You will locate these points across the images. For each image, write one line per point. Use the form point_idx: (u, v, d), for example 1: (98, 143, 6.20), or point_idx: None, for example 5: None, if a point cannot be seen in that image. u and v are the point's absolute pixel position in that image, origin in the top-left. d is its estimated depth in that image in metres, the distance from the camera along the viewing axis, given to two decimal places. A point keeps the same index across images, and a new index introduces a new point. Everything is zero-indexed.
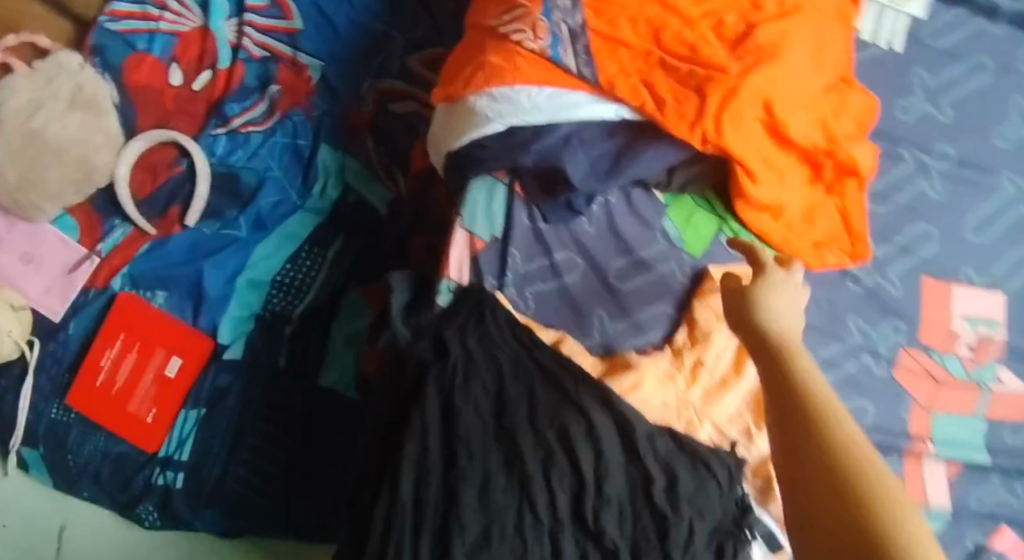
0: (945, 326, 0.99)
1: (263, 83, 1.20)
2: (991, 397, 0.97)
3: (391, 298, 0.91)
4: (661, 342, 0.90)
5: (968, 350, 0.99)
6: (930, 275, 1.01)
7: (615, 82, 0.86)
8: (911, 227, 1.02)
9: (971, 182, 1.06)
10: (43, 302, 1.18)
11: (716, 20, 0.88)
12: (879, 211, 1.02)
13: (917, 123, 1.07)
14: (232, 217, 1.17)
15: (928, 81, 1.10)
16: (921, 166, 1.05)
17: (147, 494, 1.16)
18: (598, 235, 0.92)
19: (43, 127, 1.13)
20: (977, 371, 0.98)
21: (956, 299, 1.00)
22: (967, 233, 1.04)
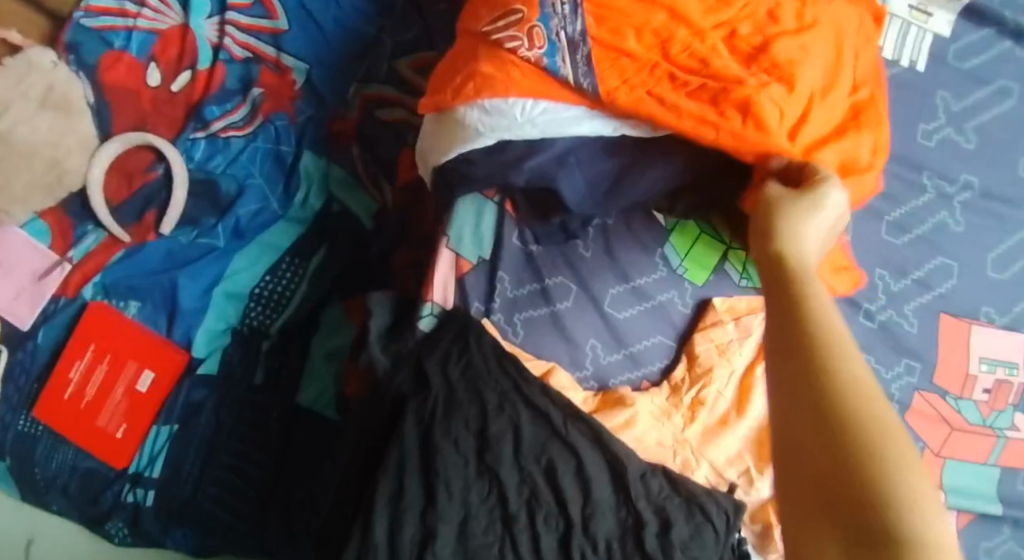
0: (962, 369, 0.94)
1: (245, 85, 1.13)
2: (1006, 446, 0.93)
3: (369, 321, 0.86)
4: (658, 377, 0.85)
5: (984, 394, 0.94)
6: (949, 313, 0.95)
7: (615, 95, 0.78)
8: (930, 262, 0.96)
9: (997, 214, 1.01)
10: (11, 309, 1.13)
11: (727, 31, 0.80)
12: (896, 242, 0.96)
13: (937, 149, 1.01)
14: (210, 225, 1.11)
15: (952, 105, 1.04)
16: (943, 194, 1.00)
17: (116, 511, 1.11)
18: (594, 259, 0.86)
19: (11, 129, 1.08)
20: (993, 417, 0.94)
21: (976, 340, 0.95)
22: (987, 270, 0.98)
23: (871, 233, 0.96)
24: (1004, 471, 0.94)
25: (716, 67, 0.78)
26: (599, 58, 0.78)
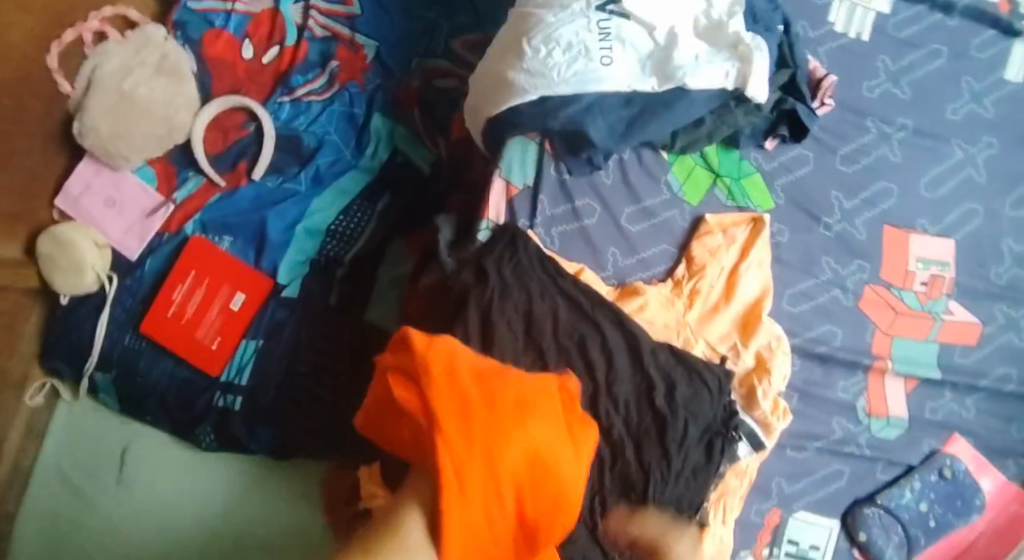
0: (903, 265, 1.14)
1: (325, 58, 1.38)
2: (943, 326, 1.14)
3: (438, 234, 1.06)
4: (664, 275, 1.06)
5: (922, 285, 1.14)
6: (890, 223, 1.15)
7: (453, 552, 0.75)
8: (873, 185, 1.15)
9: (928, 149, 1.19)
10: (122, 242, 1.36)
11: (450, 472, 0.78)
12: (847, 172, 1.15)
13: (880, 100, 1.19)
14: (294, 172, 1.34)
15: (890, 65, 1.21)
16: (883, 135, 1.17)
17: (205, 417, 1.32)
18: (613, 184, 1.07)
19: (133, 89, 1.32)
20: (931, 304, 1.14)
21: (913, 244, 1.15)
22: (921, 190, 1.17)
23: (826, 164, 1.14)
24: (940, 345, 1.14)
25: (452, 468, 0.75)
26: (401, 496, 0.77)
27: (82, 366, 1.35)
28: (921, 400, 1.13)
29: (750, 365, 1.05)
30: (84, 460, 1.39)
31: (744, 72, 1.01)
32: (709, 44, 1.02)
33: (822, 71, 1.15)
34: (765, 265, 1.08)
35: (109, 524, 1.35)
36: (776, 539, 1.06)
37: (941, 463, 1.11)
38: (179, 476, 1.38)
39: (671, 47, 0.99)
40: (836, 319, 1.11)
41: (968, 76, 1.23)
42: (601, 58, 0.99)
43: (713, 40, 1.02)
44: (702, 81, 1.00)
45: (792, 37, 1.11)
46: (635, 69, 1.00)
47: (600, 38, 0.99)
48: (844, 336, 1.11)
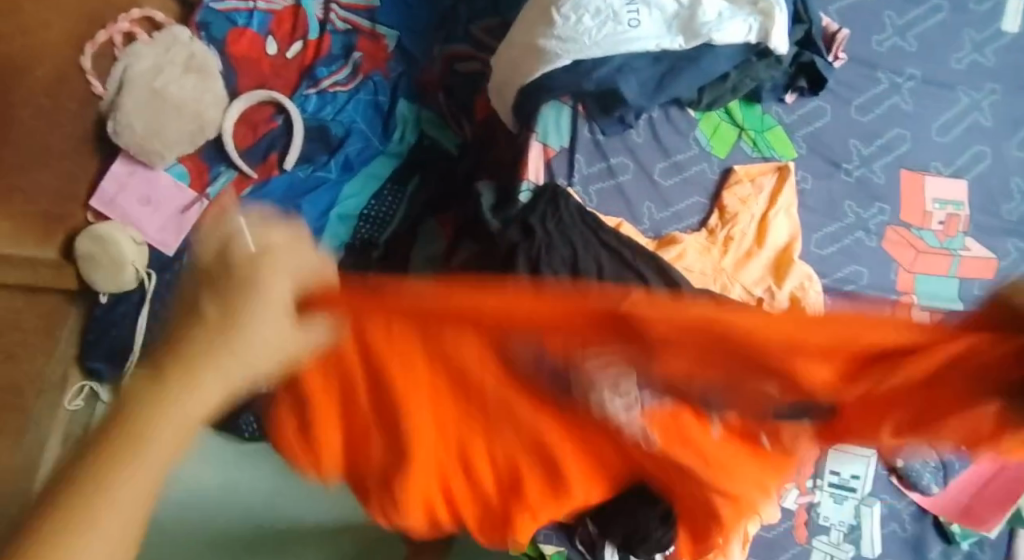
0: (920, 207, 1.20)
1: (347, 50, 1.43)
2: (961, 261, 1.18)
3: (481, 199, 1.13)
4: (698, 226, 1.12)
5: (940, 225, 1.19)
6: (906, 167, 1.21)
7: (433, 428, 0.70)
8: (889, 132, 1.22)
9: (936, 96, 1.25)
10: (158, 238, 1.40)
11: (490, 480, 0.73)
12: (863, 121, 1.21)
13: (889, 53, 1.26)
14: (323, 161, 1.39)
15: (897, 20, 1.28)
16: (895, 86, 1.24)
17: (247, 406, 1.41)
18: (644, 142, 1.14)
19: (164, 87, 1.37)
20: (948, 242, 1.19)
21: (928, 187, 1.21)
22: (933, 135, 1.23)
23: (843, 114, 1.21)
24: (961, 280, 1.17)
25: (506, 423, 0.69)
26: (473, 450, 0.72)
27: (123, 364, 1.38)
28: None
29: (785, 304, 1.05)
30: None
31: (765, 26, 1.07)
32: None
33: (835, 27, 1.22)
34: (793, 211, 1.13)
35: (156, 524, 1.40)
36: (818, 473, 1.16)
37: None
38: (226, 469, 1.44)
39: (695, 6, 1.06)
40: (863, 260, 1.16)
41: (971, 29, 1.30)
42: (629, 21, 1.06)
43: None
44: (726, 36, 1.07)
45: None
46: (661, 30, 1.07)
47: (627, 3, 1.06)
48: (869, 275, 1.15)
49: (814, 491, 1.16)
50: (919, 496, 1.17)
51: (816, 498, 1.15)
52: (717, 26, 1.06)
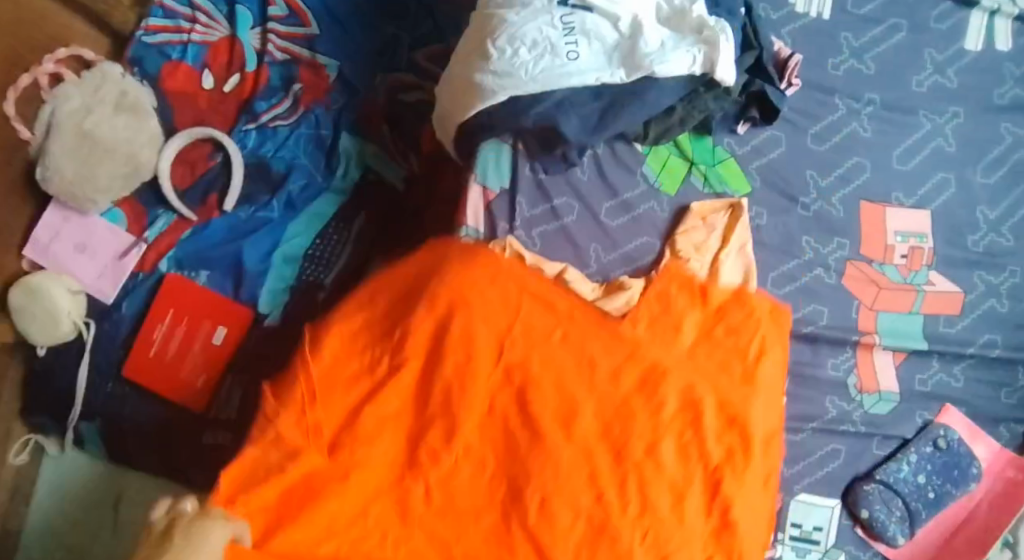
0: (882, 240, 1.15)
1: (287, 82, 1.36)
2: (925, 297, 1.14)
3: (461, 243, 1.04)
4: (649, 268, 1.06)
5: (903, 259, 1.15)
6: (866, 200, 1.15)
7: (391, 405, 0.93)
8: (847, 161, 1.15)
9: (897, 122, 1.19)
10: (96, 286, 1.35)
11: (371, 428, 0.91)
12: (819, 150, 1.15)
13: (847, 78, 1.19)
14: (265, 200, 1.33)
15: (854, 41, 1.21)
16: (852, 112, 1.18)
17: (197, 455, 1.33)
18: (590, 181, 1.07)
19: (95, 128, 1.30)
20: (912, 276, 1.15)
21: (889, 218, 1.15)
22: (893, 163, 1.18)
23: (799, 143, 1.15)
24: (925, 316, 1.15)
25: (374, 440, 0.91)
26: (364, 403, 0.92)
27: (67, 416, 1.36)
28: (910, 372, 1.13)
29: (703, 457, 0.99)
30: (79, 515, 1.45)
31: (709, 54, 1.00)
32: (677, 28, 1.02)
33: (787, 52, 1.15)
34: (746, 250, 1.08)
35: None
36: (781, 524, 1.07)
37: (935, 434, 1.12)
38: None
39: (635, 36, 1.00)
40: (824, 299, 1.11)
41: (931, 48, 1.24)
42: (567, 53, 1.00)
43: (679, 28, 1.02)
44: (669, 66, 1.00)
45: (754, 17, 1.09)
46: (602, 62, 1.01)
47: (564, 33, 1.00)
48: (830, 315, 1.11)
49: (775, 545, 1.07)
50: (885, 547, 1.10)
51: (779, 551, 1.07)
52: (665, 56, 1.00)
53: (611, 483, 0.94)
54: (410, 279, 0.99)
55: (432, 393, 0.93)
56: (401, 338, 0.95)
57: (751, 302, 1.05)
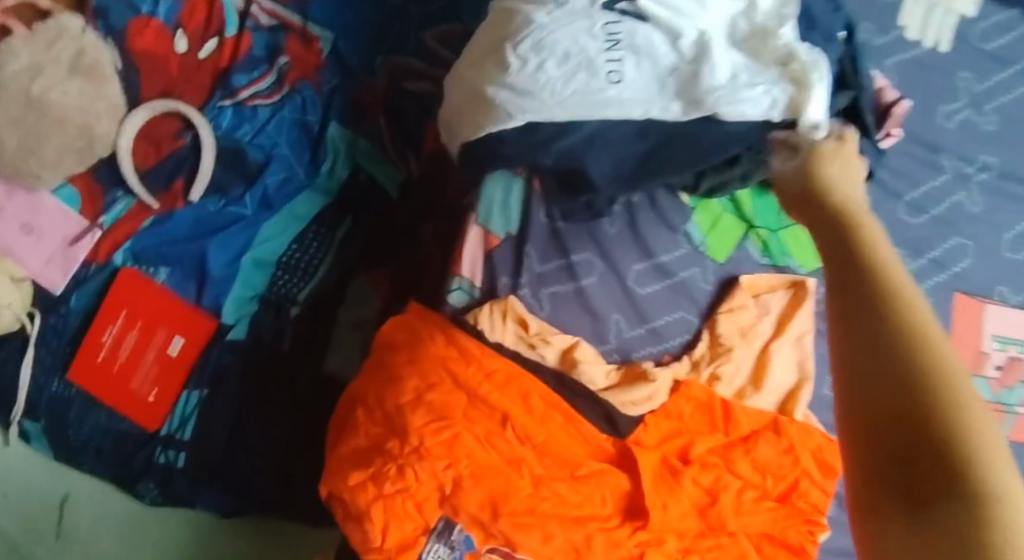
0: (975, 347, 0.95)
1: (272, 53, 1.16)
2: (1016, 420, 0.95)
3: (450, 300, 0.85)
4: (679, 351, 0.86)
5: (997, 371, 0.95)
6: (963, 292, 0.95)
7: (378, 472, 0.78)
8: (947, 243, 0.95)
9: (1013, 196, 0.98)
10: (44, 274, 1.16)
11: (364, 482, 0.79)
12: (915, 224, 0.94)
13: (960, 132, 0.98)
14: (238, 194, 1.13)
15: (975, 86, 1.00)
16: (962, 176, 0.97)
17: (148, 472, 1.16)
18: (619, 237, 0.86)
19: (45, 93, 1.10)
20: (1004, 393, 0.95)
21: (988, 319, 0.95)
22: (1003, 250, 0.97)
23: (888, 211, 0.93)
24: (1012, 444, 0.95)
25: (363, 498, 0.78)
26: (360, 459, 0.81)
27: (7, 415, 1.18)
28: None
29: None
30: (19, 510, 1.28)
31: (790, 96, 0.78)
32: (756, 56, 0.80)
33: (891, 93, 0.90)
34: (806, 341, 0.87)
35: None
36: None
37: None
38: (124, 534, 1.27)
39: (700, 62, 0.78)
40: None
41: None
42: (608, 74, 0.78)
43: (759, 58, 0.79)
44: (735, 107, 0.78)
45: (856, 47, 0.86)
46: (652, 90, 0.79)
47: (607, 46, 0.78)
48: None
49: None
50: None
51: None
52: (735, 95, 0.78)
53: None
54: (435, 329, 0.83)
55: (421, 472, 0.78)
56: (402, 398, 0.80)
57: (804, 435, 0.83)
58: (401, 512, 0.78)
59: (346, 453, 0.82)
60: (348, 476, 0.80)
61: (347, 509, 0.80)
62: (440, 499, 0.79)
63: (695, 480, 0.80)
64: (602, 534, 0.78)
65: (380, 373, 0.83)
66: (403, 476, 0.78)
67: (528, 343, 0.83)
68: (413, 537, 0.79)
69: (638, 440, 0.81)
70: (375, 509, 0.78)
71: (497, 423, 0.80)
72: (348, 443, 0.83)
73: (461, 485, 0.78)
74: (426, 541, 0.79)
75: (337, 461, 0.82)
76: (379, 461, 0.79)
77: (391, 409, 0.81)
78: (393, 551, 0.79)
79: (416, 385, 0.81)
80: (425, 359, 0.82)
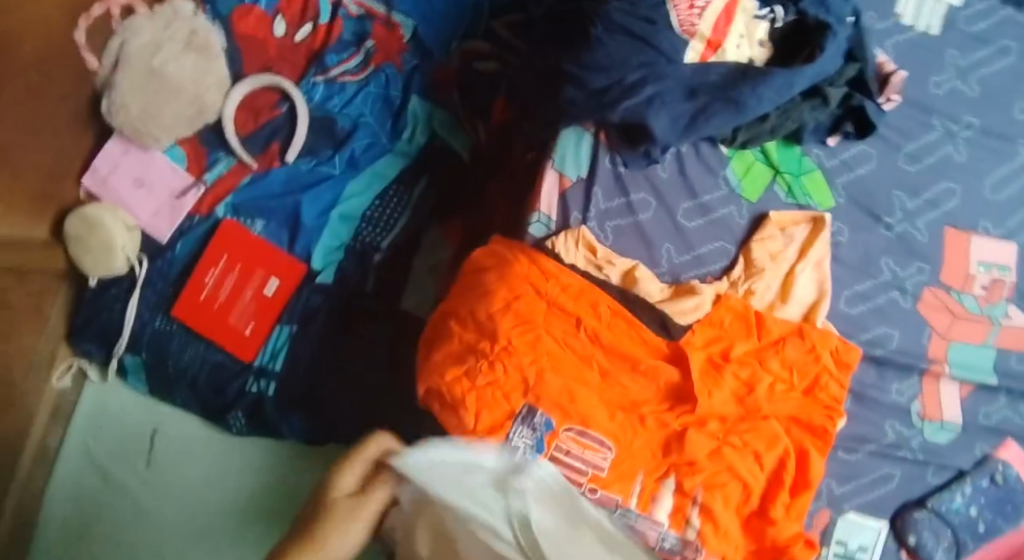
0: (963, 268, 1.08)
1: (360, 37, 1.34)
2: (1001, 331, 1.07)
3: (529, 231, 1.03)
4: (720, 273, 1.04)
5: (983, 289, 1.08)
6: (952, 226, 1.09)
7: (471, 370, 0.95)
8: (937, 186, 1.10)
9: (993, 149, 1.13)
10: (152, 224, 1.33)
11: (459, 376, 0.95)
12: (911, 170, 1.10)
13: (948, 97, 1.14)
14: (327, 155, 1.31)
15: (960, 61, 1.17)
16: (949, 133, 1.13)
17: (238, 402, 1.32)
18: (669, 179, 1.04)
19: (163, 66, 1.27)
20: (989, 308, 1.08)
21: (975, 248, 1.09)
22: (987, 192, 1.12)
23: (890, 161, 1.10)
24: (998, 350, 1.07)
25: (456, 389, 0.95)
26: (453, 360, 0.96)
27: (113, 347, 1.36)
28: (974, 405, 1.05)
29: (760, 472, 0.97)
30: (114, 442, 1.44)
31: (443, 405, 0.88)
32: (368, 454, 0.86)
33: (891, 67, 1.12)
34: (824, 266, 1.04)
35: (140, 507, 1.40)
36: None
37: (992, 469, 1.04)
38: (209, 460, 1.43)
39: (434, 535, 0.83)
40: (896, 322, 1.05)
41: None
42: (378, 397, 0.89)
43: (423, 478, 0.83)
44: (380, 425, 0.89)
45: (861, 29, 1.08)
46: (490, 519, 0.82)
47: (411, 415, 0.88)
48: (901, 338, 1.05)
49: None
50: None
51: None
52: (786, 77, 0.99)
53: (659, 472, 0.96)
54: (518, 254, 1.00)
55: (510, 368, 0.95)
56: (490, 307, 0.97)
57: (816, 339, 1.00)
58: (490, 402, 0.94)
59: (441, 355, 0.97)
60: (445, 373, 0.96)
61: (444, 401, 0.95)
62: (524, 390, 0.95)
63: (735, 373, 0.98)
64: (654, 415, 0.97)
65: (469, 289, 1.00)
66: (498, 371, 0.94)
67: (596, 264, 1.01)
68: (501, 420, 0.94)
69: (685, 341, 0.98)
70: (468, 397, 0.94)
71: (573, 325, 0.98)
72: (443, 350, 0.97)
73: (543, 375, 0.95)
74: (511, 425, 0.94)
75: (431, 366, 0.98)
76: (471, 359, 0.95)
77: (482, 317, 0.97)
78: (484, 432, 0.94)
79: (504, 296, 0.97)
80: (513, 276, 0.98)
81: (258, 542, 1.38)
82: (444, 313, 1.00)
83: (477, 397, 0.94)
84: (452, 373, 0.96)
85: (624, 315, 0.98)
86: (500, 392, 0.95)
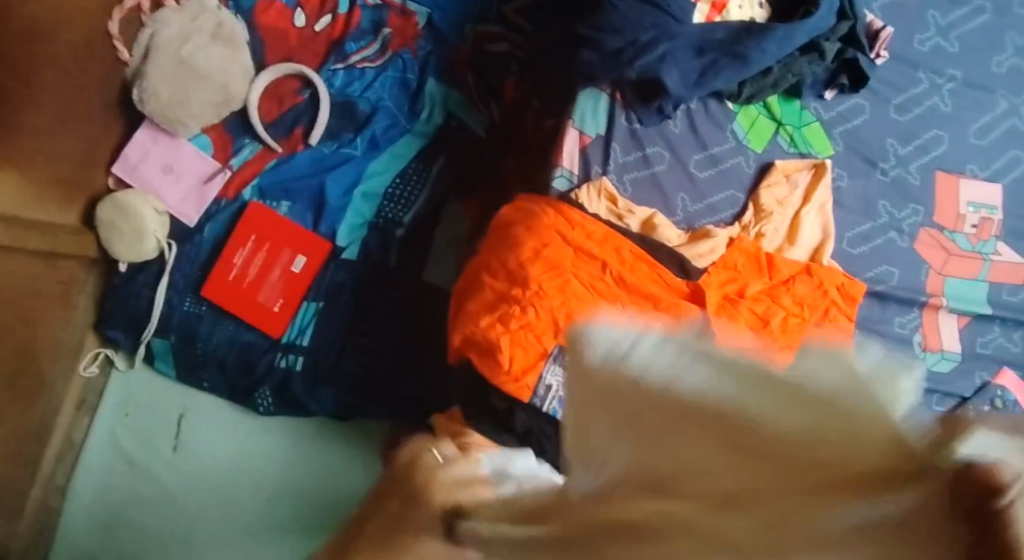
0: (954, 209, 1.20)
1: (377, 26, 1.43)
2: (992, 266, 1.19)
3: (553, 186, 1.08)
4: (731, 221, 1.12)
5: (972, 228, 1.20)
6: (943, 170, 1.20)
7: (503, 316, 0.98)
8: (926, 133, 1.21)
9: (975, 100, 1.24)
10: (180, 209, 1.39)
11: (496, 322, 0.98)
12: (901, 120, 1.21)
13: (930, 53, 1.25)
14: (348, 138, 1.39)
15: (940, 20, 1.27)
16: (934, 86, 1.23)
17: (267, 378, 1.36)
18: (681, 134, 1.13)
19: (192, 56, 1.34)
20: (980, 246, 1.20)
21: (963, 189, 1.20)
22: (970, 137, 1.23)
23: (881, 113, 1.20)
24: (991, 285, 1.19)
25: (491, 334, 0.98)
26: (488, 306, 1.00)
27: (141, 333, 1.38)
28: (973, 334, 1.18)
29: None
30: (142, 433, 1.40)
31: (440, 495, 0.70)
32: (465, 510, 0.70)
33: (879, 24, 1.22)
34: (825, 210, 1.13)
35: (168, 494, 1.36)
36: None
37: (992, 394, 1.15)
38: (237, 442, 1.40)
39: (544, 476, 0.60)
40: (894, 260, 1.16)
41: (1013, 33, 1.28)
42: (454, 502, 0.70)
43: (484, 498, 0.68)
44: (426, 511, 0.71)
45: None
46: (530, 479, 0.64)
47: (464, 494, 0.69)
48: (900, 276, 1.16)
49: None
50: None
51: None
52: (786, 32, 1.08)
53: None
54: (545, 205, 1.04)
55: (543, 312, 0.98)
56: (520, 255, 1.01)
57: (821, 276, 1.08)
58: (525, 345, 0.98)
59: (476, 304, 1.01)
60: (480, 320, 0.99)
61: (480, 347, 0.99)
62: (554, 332, 0.98)
63: (752, 309, 1.03)
64: None
65: (498, 240, 1.04)
66: (531, 315, 0.97)
67: (617, 214, 1.07)
68: (535, 361, 0.98)
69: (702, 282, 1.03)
70: (504, 340, 0.97)
71: (598, 268, 1.02)
72: (476, 300, 1.01)
73: (571, 317, 0.99)
74: (545, 364, 0.99)
75: (467, 318, 1.01)
76: (504, 306, 0.99)
77: (513, 267, 1.00)
78: (521, 372, 0.98)
79: (532, 245, 1.01)
80: (540, 225, 1.02)
81: (290, 517, 1.36)
82: (476, 265, 1.04)
83: (513, 342, 0.98)
84: (487, 320, 0.99)
85: (644, 261, 1.03)
86: (535, 336, 0.98)
